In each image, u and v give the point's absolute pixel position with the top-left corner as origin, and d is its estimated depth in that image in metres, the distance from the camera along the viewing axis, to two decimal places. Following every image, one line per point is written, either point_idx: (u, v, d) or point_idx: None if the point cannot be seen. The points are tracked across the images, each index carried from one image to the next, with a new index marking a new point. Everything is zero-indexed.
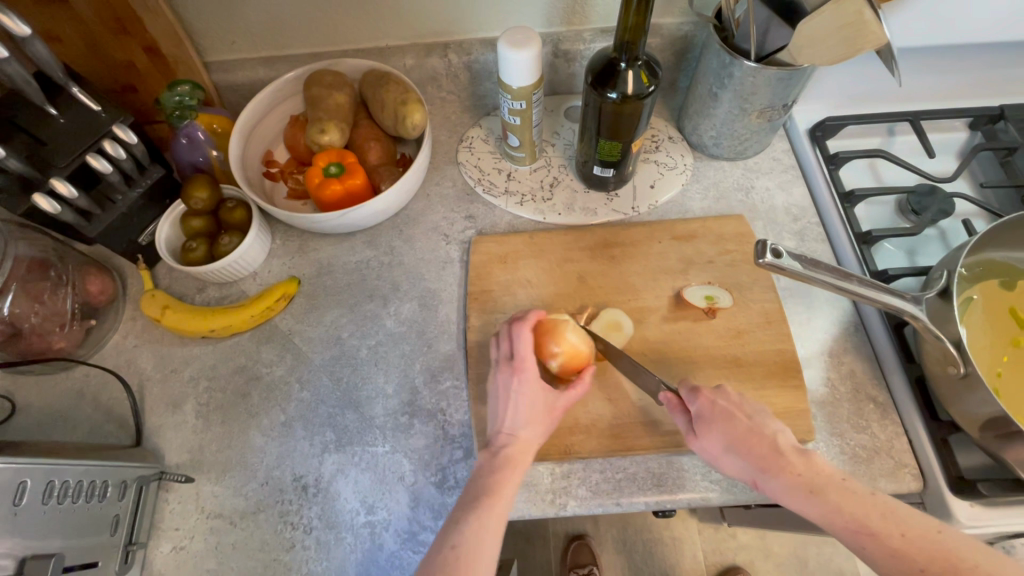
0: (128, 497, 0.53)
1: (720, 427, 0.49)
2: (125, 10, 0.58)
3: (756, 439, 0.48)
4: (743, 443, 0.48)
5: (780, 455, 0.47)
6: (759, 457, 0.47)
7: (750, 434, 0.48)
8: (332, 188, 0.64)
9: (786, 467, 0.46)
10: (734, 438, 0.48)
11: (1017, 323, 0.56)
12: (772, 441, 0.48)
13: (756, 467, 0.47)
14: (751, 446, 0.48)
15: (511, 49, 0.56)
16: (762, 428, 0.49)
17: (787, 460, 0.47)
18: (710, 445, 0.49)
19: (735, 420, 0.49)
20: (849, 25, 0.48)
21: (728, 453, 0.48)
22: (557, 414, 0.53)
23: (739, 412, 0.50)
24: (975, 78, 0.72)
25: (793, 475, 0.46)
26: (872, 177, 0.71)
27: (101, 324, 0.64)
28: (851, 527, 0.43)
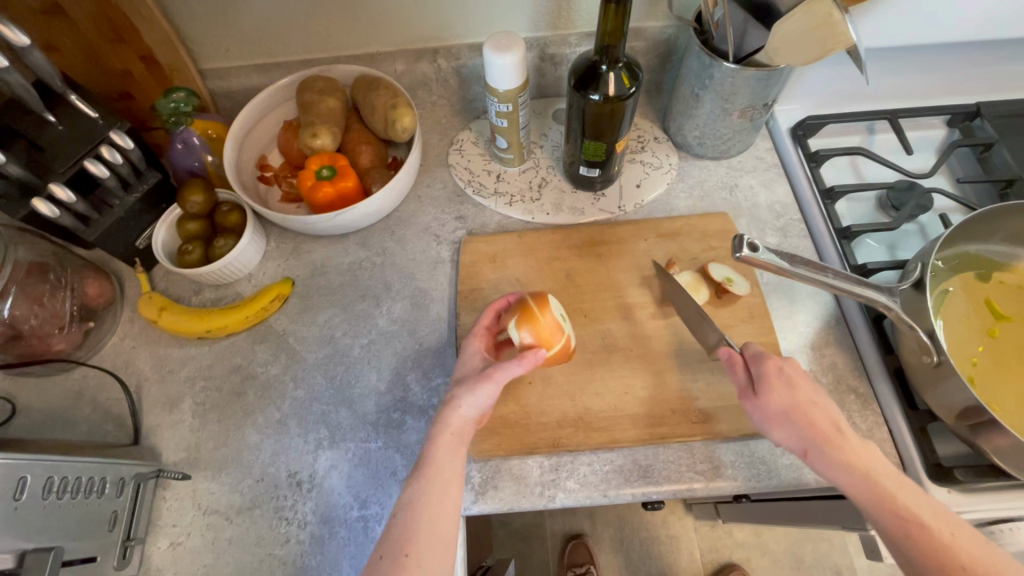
0: (126, 494, 0.54)
1: (780, 393, 0.49)
2: (121, 18, 0.60)
3: (818, 414, 0.48)
4: (802, 412, 0.48)
5: (841, 435, 0.47)
6: (819, 430, 0.47)
7: (812, 407, 0.48)
8: (324, 191, 0.65)
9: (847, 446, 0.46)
10: (793, 406, 0.48)
11: (993, 313, 0.57)
12: (836, 419, 0.48)
13: (808, 439, 0.47)
14: (810, 417, 0.48)
15: (496, 54, 0.58)
16: (827, 406, 0.49)
17: (847, 441, 0.47)
18: (766, 407, 0.49)
19: (800, 393, 0.49)
20: (820, 26, 0.49)
21: (784, 419, 0.48)
22: (486, 380, 0.51)
23: (805, 386, 0.49)
24: (952, 76, 0.73)
25: (852, 454, 0.46)
26: (853, 174, 0.72)
27: (100, 325, 0.66)
28: (898, 513, 0.43)
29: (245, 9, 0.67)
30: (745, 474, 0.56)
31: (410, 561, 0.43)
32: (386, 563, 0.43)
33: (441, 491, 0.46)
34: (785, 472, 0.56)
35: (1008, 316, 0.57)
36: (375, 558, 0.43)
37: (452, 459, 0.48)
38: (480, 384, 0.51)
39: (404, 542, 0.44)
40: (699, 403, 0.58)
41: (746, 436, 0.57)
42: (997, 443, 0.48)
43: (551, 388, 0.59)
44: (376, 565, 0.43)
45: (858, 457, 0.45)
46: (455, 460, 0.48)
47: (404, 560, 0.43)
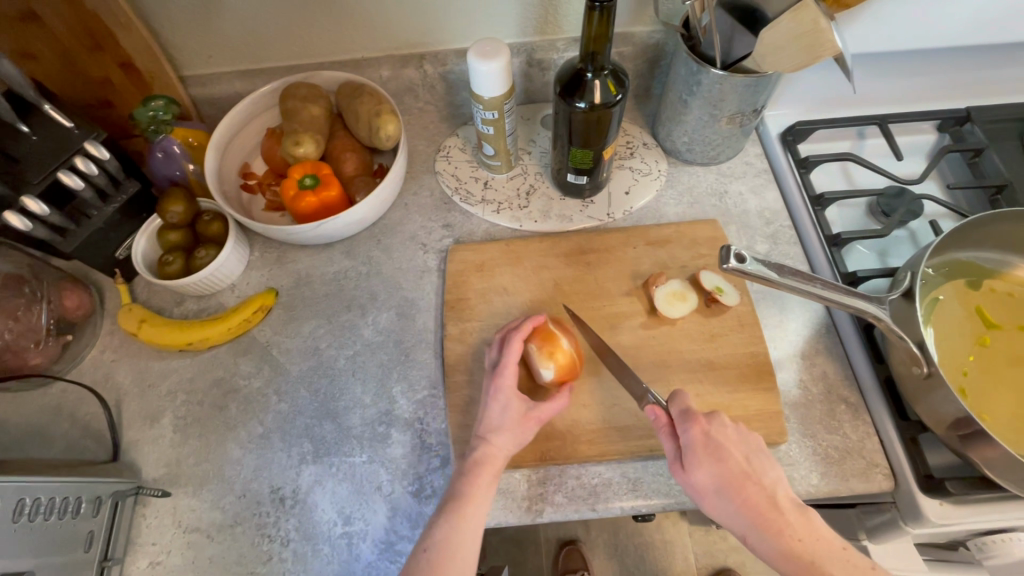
0: (104, 513, 0.53)
1: (712, 467, 0.47)
2: (98, 25, 0.59)
3: (751, 489, 0.47)
4: (734, 489, 0.47)
5: (777, 511, 0.46)
6: (753, 508, 0.46)
7: (743, 481, 0.47)
8: (307, 200, 0.64)
9: (783, 527, 0.45)
10: (724, 483, 0.47)
11: (983, 322, 0.57)
12: (768, 493, 0.47)
13: (744, 519, 0.46)
14: (742, 495, 0.47)
15: (479, 61, 0.57)
16: (760, 477, 0.47)
17: (783, 518, 0.46)
18: (698, 480, 0.48)
19: (733, 464, 0.47)
20: (806, 33, 0.49)
21: (716, 494, 0.47)
22: (532, 422, 0.53)
23: (736, 454, 0.48)
24: (942, 81, 0.73)
25: (790, 536, 0.45)
26: (843, 179, 0.72)
27: (78, 339, 0.64)
28: None
29: (226, 14, 0.65)
30: None
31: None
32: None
33: (468, 526, 0.48)
34: None
35: (999, 324, 0.57)
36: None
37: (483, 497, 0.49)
38: (526, 427, 0.53)
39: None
40: None
41: None
42: (987, 455, 0.47)
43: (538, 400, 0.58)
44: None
45: (793, 539, 0.45)
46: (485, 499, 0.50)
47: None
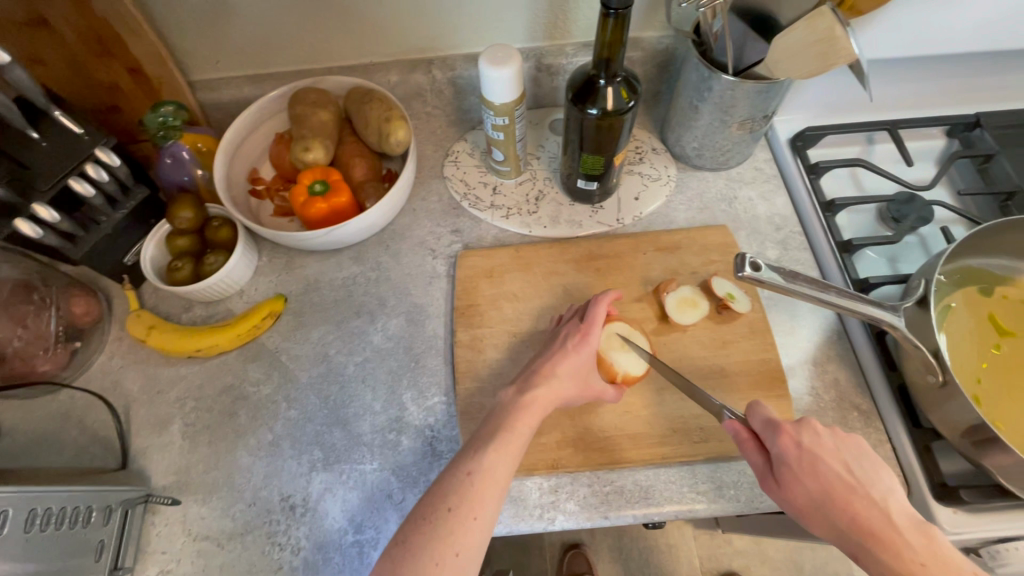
0: (114, 521, 0.53)
1: (804, 483, 0.47)
2: (108, 30, 0.59)
3: (856, 503, 0.45)
4: (835, 504, 0.46)
5: (893, 531, 0.44)
6: (859, 524, 0.45)
7: (845, 495, 0.46)
8: (317, 206, 0.64)
9: (898, 541, 0.43)
10: (821, 498, 0.46)
11: (996, 329, 0.57)
12: (877, 506, 0.45)
13: (853, 537, 0.45)
14: (844, 509, 0.45)
15: (492, 68, 0.57)
16: (865, 488, 0.46)
17: (899, 537, 0.43)
18: (794, 497, 0.47)
19: (834, 480, 0.46)
20: (821, 41, 0.48)
21: (814, 511, 0.46)
22: (591, 394, 0.55)
23: (839, 468, 0.47)
24: (951, 86, 0.73)
25: (908, 559, 0.42)
26: (852, 185, 0.72)
27: (87, 346, 0.64)
28: None
29: (235, 20, 0.65)
30: (748, 494, 0.55)
31: (478, 524, 0.45)
32: (456, 515, 0.45)
33: (509, 455, 0.49)
34: None
35: (1012, 331, 0.56)
36: (444, 510, 0.45)
37: (525, 433, 0.50)
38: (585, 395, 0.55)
39: (472, 505, 0.46)
40: (700, 422, 0.57)
41: None
42: (1003, 464, 0.47)
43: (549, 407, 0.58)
44: (445, 517, 0.45)
45: (908, 555, 0.43)
46: (527, 434, 0.50)
47: (468, 522, 0.45)
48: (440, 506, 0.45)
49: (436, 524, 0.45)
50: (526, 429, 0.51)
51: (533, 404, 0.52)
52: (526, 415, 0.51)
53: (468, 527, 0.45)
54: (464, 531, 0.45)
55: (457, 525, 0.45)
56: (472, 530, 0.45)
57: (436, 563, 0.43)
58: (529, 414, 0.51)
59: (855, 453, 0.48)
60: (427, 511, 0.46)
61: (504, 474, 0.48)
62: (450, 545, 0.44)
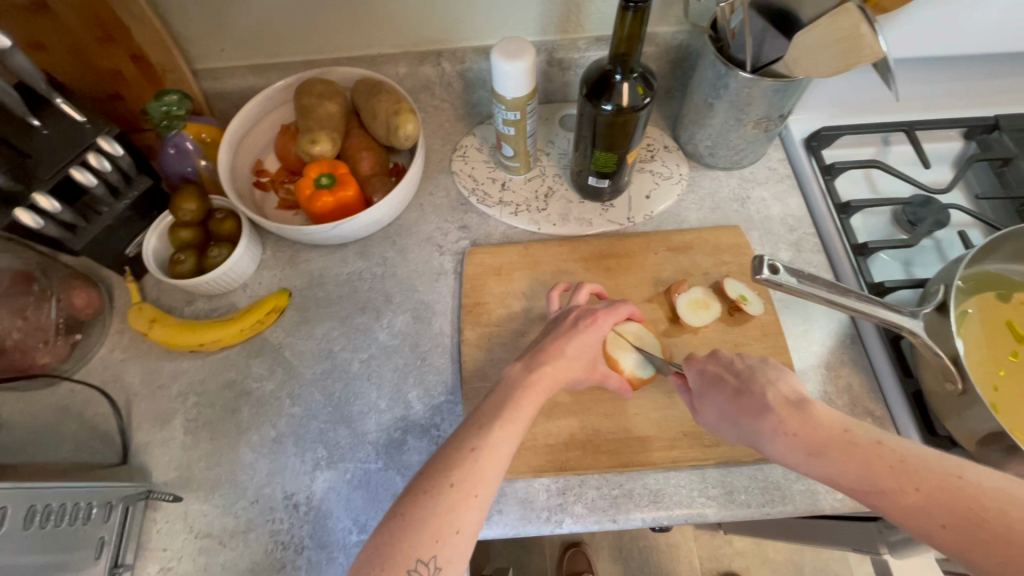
0: (114, 518, 0.52)
1: (727, 402, 0.47)
2: (111, 17, 0.58)
3: (790, 417, 0.44)
4: (767, 423, 0.44)
5: (769, 412, 0.44)
6: (747, 418, 0.46)
7: (780, 411, 0.44)
8: (323, 200, 0.63)
9: (850, 449, 0.41)
10: (752, 418, 0.45)
11: (1015, 336, 0.55)
12: (813, 416, 0.43)
13: (749, 435, 0.45)
14: (781, 428, 0.43)
15: (505, 61, 0.55)
16: (792, 401, 0.45)
17: (776, 416, 0.44)
18: (725, 420, 0.47)
19: (725, 384, 0.48)
20: (845, 39, 0.47)
21: (766, 439, 0.44)
22: (595, 376, 0.55)
23: (728, 374, 0.49)
24: (970, 88, 0.71)
25: (786, 433, 0.43)
26: (867, 186, 0.70)
27: (88, 338, 0.63)
28: (861, 488, 0.39)
29: (242, 8, 0.64)
30: (759, 500, 0.54)
31: (479, 501, 0.43)
32: (460, 491, 0.43)
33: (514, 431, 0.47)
34: (800, 499, 0.54)
35: None
36: (445, 486, 0.43)
37: (530, 409, 0.49)
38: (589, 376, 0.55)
39: (474, 481, 0.44)
40: None
41: (760, 460, 0.55)
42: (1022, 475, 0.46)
43: (557, 408, 0.57)
44: (446, 493, 0.43)
45: (862, 457, 0.40)
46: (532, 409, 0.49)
47: (470, 499, 0.43)
48: (444, 480, 0.44)
49: (440, 498, 0.43)
50: (533, 404, 0.50)
51: (541, 382, 0.51)
52: (534, 391, 0.50)
53: (471, 505, 0.43)
54: (467, 509, 0.43)
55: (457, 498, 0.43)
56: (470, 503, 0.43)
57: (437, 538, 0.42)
58: (537, 390, 0.50)
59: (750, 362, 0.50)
60: (430, 484, 0.44)
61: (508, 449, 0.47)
62: (451, 521, 0.42)
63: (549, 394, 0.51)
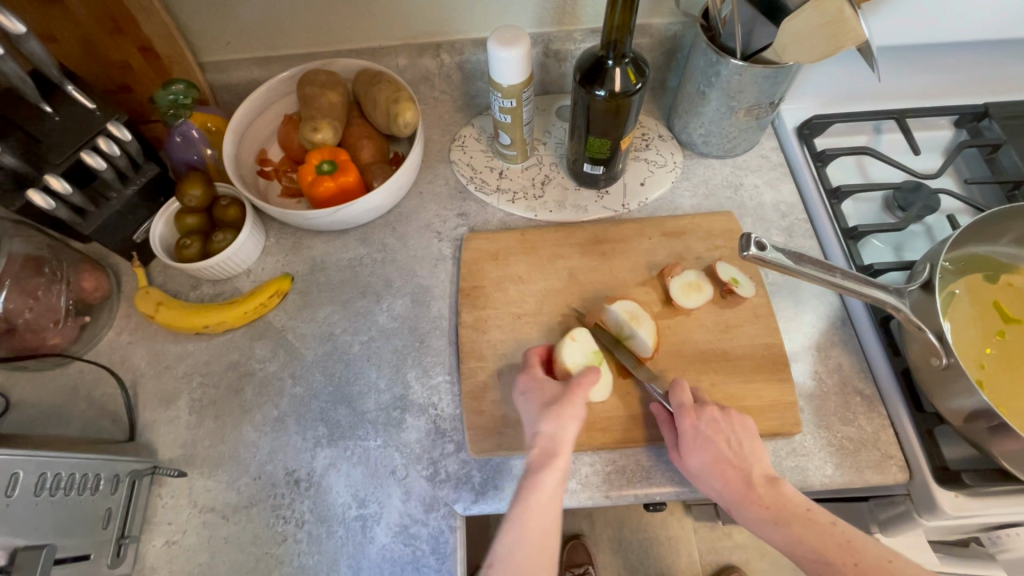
0: (121, 491, 0.53)
1: (714, 467, 0.50)
2: (120, 9, 0.59)
3: (765, 492, 0.49)
4: (745, 494, 0.49)
5: (751, 488, 0.49)
6: (731, 488, 0.50)
7: (757, 486, 0.50)
8: (324, 185, 0.65)
9: (815, 534, 0.47)
10: (727, 481, 0.50)
11: (1002, 316, 0.56)
12: (785, 494, 0.49)
13: (727, 496, 0.50)
14: (755, 501, 0.49)
15: (500, 48, 0.57)
16: (767, 475, 0.50)
17: (757, 494, 0.49)
18: (710, 479, 0.50)
19: (716, 448, 0.51)
20: (830, 23, 0.49)
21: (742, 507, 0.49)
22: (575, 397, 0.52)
23: (720, 439, 0.51)
24: (959, 77, 0.73)
25: (761, 508, 0.49)
26: (859, 174, 0.72)
27: (96, 321, 0.65)
28: (811, 556, 0.46)
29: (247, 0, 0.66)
30: None
31: None
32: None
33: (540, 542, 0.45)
34: (790, 475, 0.54)
35: (1018, 318, 0.56)
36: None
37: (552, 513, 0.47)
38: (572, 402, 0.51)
39: None
40: None
41: None
42: (1008, 448, 0.47)
43: None
44: None
45: (823, 544, 0.46)
46: (554, 513, 0.47)
47: None
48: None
49: None
50: (548, 504, 0.47)
51: (546, 481, 0.47)
52: (541, 496, 0.47)
53: None
54: None
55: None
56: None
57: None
58: (544, 492, 0.47)
59: (740, 431, 0.52)
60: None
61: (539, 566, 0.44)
62: None
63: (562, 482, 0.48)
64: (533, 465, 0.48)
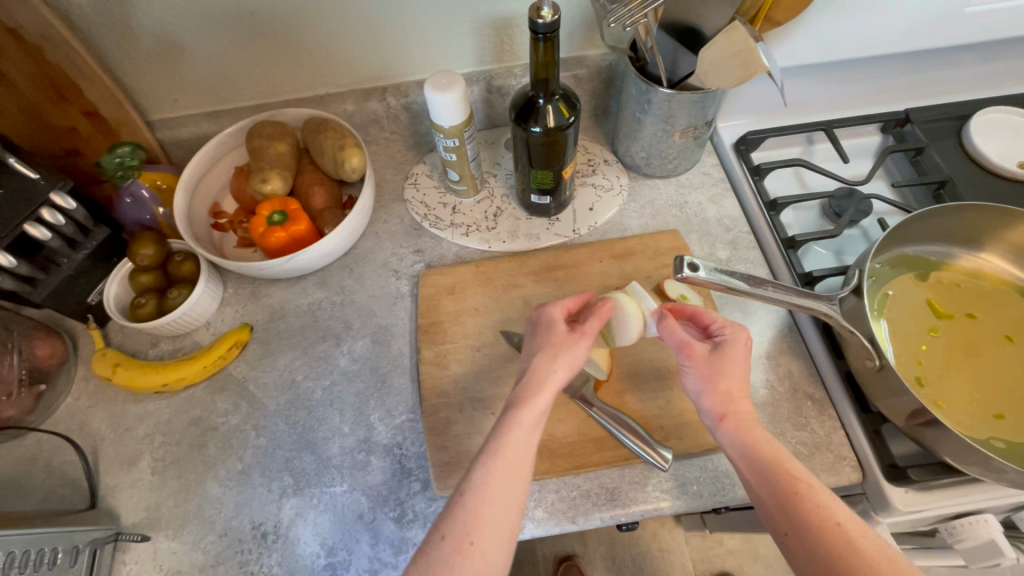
0: (81, 562, 0.53)
1: (710, 379, 0.51)
2: (61, 78, 0.61)
3: (741, 418, 0.50)
4: (724, 413, 0.50)
5: (738, 410, 0.50)
6: (719, 402, 0.50)
7: (740, 410, 0.50)
8: (276, 235, 0.66)
9: (799, 490, 0.44)
10: (719, 400, 0.50)
11: (934, 312, 0.59)
12: (778, 445, 0.48)
13: (715, 407, 0.50)
14: (735, 420, 0.49)
15: (437, 93, 0.59)
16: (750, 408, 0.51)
17: (741, 415, 0.50)
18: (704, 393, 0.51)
19: (720, 370, 0.51)
20: (741, 52, 0.51)
21: (720, 423, 0.50)
22: (582, 341, 0.52)
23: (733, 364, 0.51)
24: (878, 86, 0.77)
25: (741, 429, 0.49)
26: (796, 184, 0.75)
27: (53, 388, 0.64)
28: (773, 484, 0.45)
29: (190, 60, 0.67)
30: (710, 489, 0.56)
31: (475, 549, 0.42)
32: (477, 548, 0.42)
33: (513, 473, 0.45)
34: None
35: (948, 314, 0.59)
36: None
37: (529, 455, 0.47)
38: (576, 346, 0.52)
39: (468, 527, 0.42)
40: (660, 422, 0.59)
41: (708, 451, 0.57)
42: (945, 443, 0.48)
43: None
44: (438, 546, 0.42)
45: (801, 503, 0.44)
46: (532, 445, 0.47)
47: (467, 547, 0.42)
48: (461, 539, 0.42)
49: (458, 554, 0.41)
50: (526, 442, 0.47)
51: (527, 418, 0.48)
52: (524, 428, 0.47)
53: (468, 553, 0.41)
54: (464, 557, 0.41)
55: (460, 555, 0.41)
56: (481, 568, 0.41)
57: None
58: (525, 427, 0.47)
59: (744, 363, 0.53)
60: (437, 566, 0.41)
61: (509, 501, 0.44)
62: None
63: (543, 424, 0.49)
64: (527, 389, 0.49)
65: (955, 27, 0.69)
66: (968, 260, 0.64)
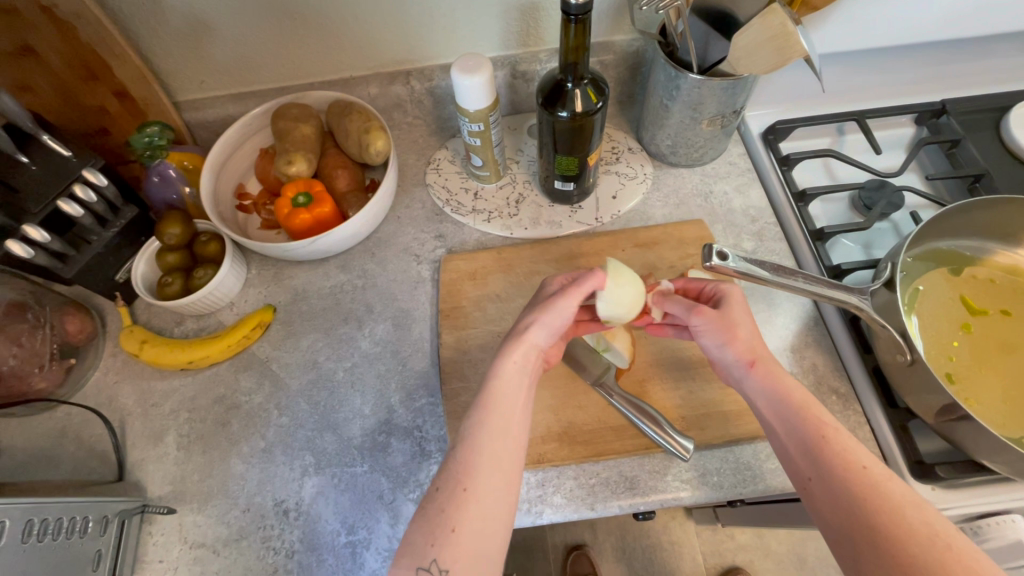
0: (110, 531, 0.54)
1: (727, 330, 0.51)
2: (93, 58, 0.61)
3: (764, 367, 0.49)
4: (748, 361, 0.50)
5: (763, 359, 0.50)
6: (742, 351, 0.50)
7: (766, 356, 0.50)
8: (300, 217, 0.66)
9: (826, 436, 0.44)
10: (741, 348, 0.50)
11: (968, 309, 0.58)
12: (806, 393, 0.48)
13: (740, 354, 0.50)
14: (763, 369, 0.49)
15: (464, 76, 0.59)
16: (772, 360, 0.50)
17: (768, 365, 0.50)
18: (722, 345, 0.51)
19: (734, 327, 0.51)
20: (776, 36, 0.50)
21: (749, 371, 0.50)
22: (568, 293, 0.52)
23: (741, 322, 0.52)
24: (912, 76, 0.75)
25: (767, 375, 0.49)
26: (826, 175, 0.73)
27: (81, 363, 0.65)
28: (801, 429, 0.45)
29: (217, 41, 0.67)
30: (731, 480, 0.56)
31: (469, 494, 0.42)
32: (471, 495, 0.42)
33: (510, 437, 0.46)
34: (771, 476, 0.56)
35: (982, 311, 0.58)
36: (448, 531, 0.40)
37: (520, 405, 0.47)
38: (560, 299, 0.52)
39: (461, 475, 0.43)
40: (681, 412, 0.58)
41: (730, 442, 0.57)
42: (974, 441, 0.48)
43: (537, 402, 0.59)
44: (433, 497, 0.42)
45: (828, 447, 0.44)
46: (518, 393, 0.47)
47: (460, 493, 0.42)
48: (456, 485, 0.42)
49: (454, 501, 0.42)
50: (516, 387, 0.48)
51: (507, 367, 0.48)
52: (502, 377, 0.47)
53: (461, 498, 0.42)
54: (461, 504, 0.41)
55: (455, 503, 0.41)
56: (477, 514, 0.41)
57: (434, 543, 0.40)
58: (507, 376, 0.48)
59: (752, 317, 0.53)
60: (434, 516, 0.41)
61: (502, 452, 0.44)
62: (444, 520, 0.41)
63: (527, 374, 0.49)
64: (507, 338, 0.50)
65: (997, 15, 0.66)
66: (1003, 257, 0.62)
